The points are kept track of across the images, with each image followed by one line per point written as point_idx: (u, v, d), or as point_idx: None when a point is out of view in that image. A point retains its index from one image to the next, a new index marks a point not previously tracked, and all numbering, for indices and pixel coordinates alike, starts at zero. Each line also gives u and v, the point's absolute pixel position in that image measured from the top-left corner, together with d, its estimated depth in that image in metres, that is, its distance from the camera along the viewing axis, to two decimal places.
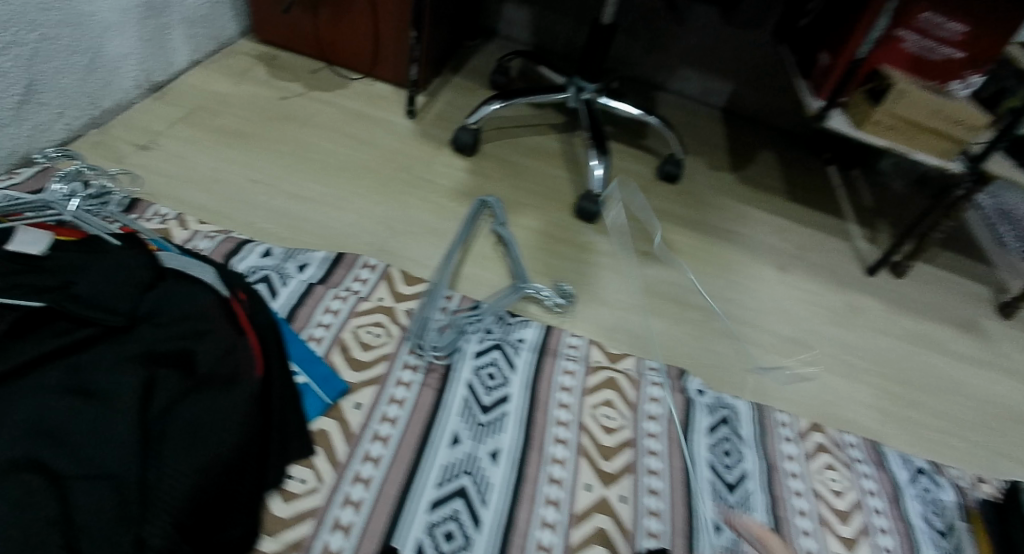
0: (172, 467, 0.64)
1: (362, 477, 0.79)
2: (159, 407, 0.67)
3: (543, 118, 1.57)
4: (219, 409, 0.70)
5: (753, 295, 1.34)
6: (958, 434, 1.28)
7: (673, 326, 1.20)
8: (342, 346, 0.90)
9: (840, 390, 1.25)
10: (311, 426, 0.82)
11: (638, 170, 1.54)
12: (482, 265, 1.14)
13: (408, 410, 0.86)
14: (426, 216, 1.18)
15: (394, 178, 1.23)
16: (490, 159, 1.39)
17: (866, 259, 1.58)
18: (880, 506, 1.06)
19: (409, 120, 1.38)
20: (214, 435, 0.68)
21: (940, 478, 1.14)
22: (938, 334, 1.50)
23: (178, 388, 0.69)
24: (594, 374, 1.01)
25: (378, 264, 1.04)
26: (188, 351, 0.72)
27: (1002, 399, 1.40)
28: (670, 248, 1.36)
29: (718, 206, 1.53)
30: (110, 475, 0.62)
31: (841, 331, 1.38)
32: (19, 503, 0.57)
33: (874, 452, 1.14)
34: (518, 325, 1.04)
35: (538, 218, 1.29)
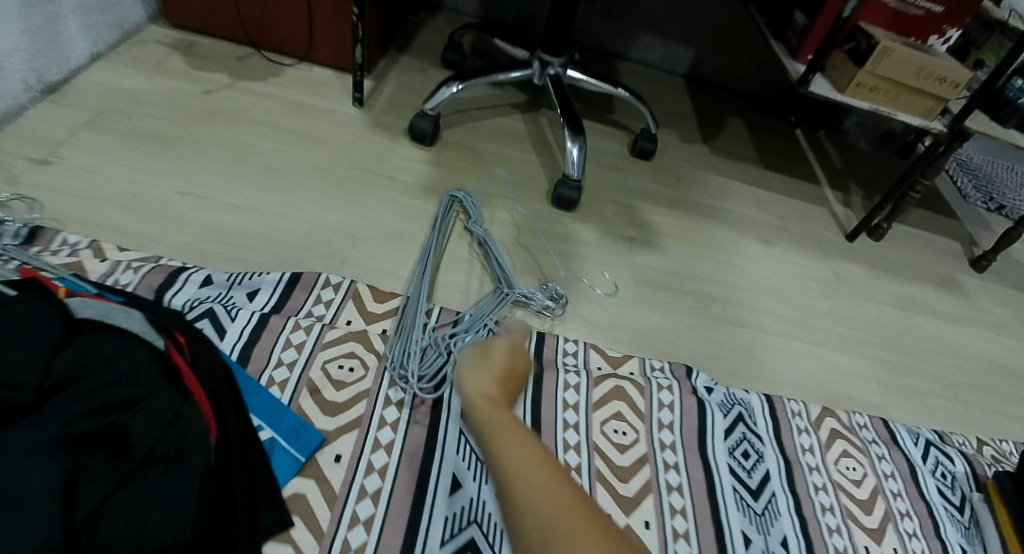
0: None
1: (352, 545, 0.67)
2: (87, 508, 0.53)
3: (502, 97, 1.44)
4: (167, 499, 0.56)
5: (744, 274, 1.27)
6: (958, 399, 1.24)
7: (669, 317, 1.11)
8: (310, 388, 0.76)
9: (843, 365, 1.19)
10: (284, 491, 0.68)
11: (610, 148, 1.44)
12: (459, 270, 1.02)
13: (397, 456, 0.74)
14: (389, 218, 1.04)
15: (348, 177, 1.09)
16: (451, 147, 1.25)
17: (846, 223, 1.52)
18: (900, 490, 0.97)
19: (357, 108, 1.23)
20: (162, 534, 0.54)
21: (948, 449, 1.08)
22: (925, 294, 1.46)
23: (111, 478, 0.55)
24: (598, 384, 0.90)
25: (341, 281, 0.89)
26: (120, 428, 0.57)
27: (991, 356, 1.38)
28: (654, 230, 1.27)
29: (696, 181, 1.45)
30: None
31: (834, 302, 1.31)
32: None
33: (884, 429, 1.06)
34: None
35: (512, 210, 1.17)
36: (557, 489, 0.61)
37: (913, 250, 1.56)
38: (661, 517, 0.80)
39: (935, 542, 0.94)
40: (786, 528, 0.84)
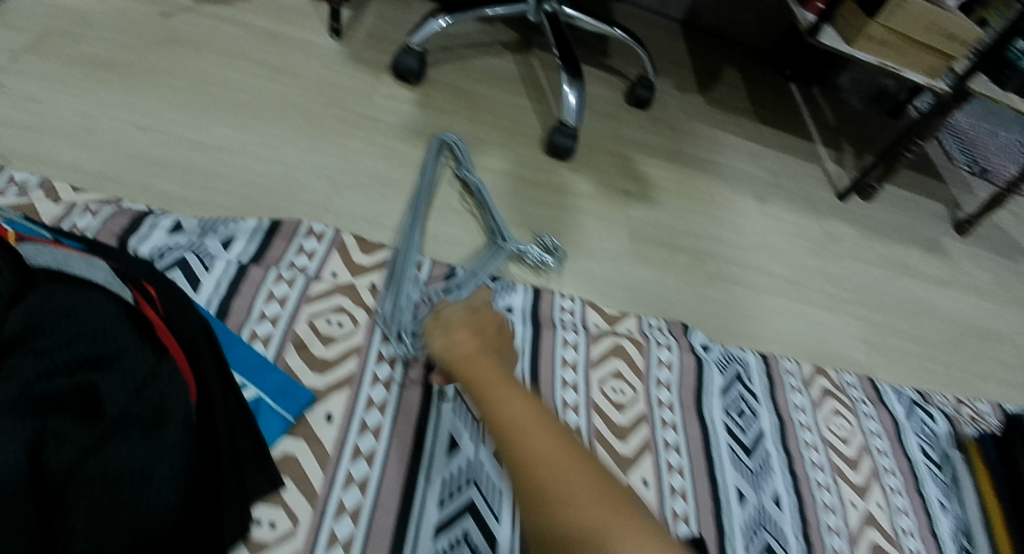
0: None
1: (347, 508, 0.63)
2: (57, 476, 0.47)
3: (491, 35, 1.35)
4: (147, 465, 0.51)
5: (738, 231, 1.24)
6: (940, 359, 1.27)
7: (664, 274, 1.08)
8: (297, 344, 0.71)
9: (833, 326, 1.18)
10: (273, 452, 0.63)
11: (604, 94, 1.37)
12: (450, 220, 0.96)
13: (392, 416, 0.70)
14: (374, 163, 0.97)
15: (329, 116, 1.00)
16: (439, 88, 1.17)
17: (837, 181, 1.50)
18: (885, 447, 0.98)
19: (334, 40, 1.13)
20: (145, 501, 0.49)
21: (931, 409, 1.09)
22: (910, 255, 1.46)
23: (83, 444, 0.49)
24: (596, 342, 0.87)
25: (324, 230, 0.83)
26: (89, 387, 0.50)
27: (970, 317, 1.41)
28: (648, 183, 1.22)
29: (691, 133, 1.39)
30: None
31: (825, 261, 1.30)
32: None
33: (872, 388, 1.06)
34: (502, 291, 0.90)
35: (503, 159, 1.11)
36: (558, 448, 0.54)
37: (901, 210, 1.56)
38: (659, 475, 0.78)
39: (916, 496, 0.96)
40: (778, 485, 0.84)
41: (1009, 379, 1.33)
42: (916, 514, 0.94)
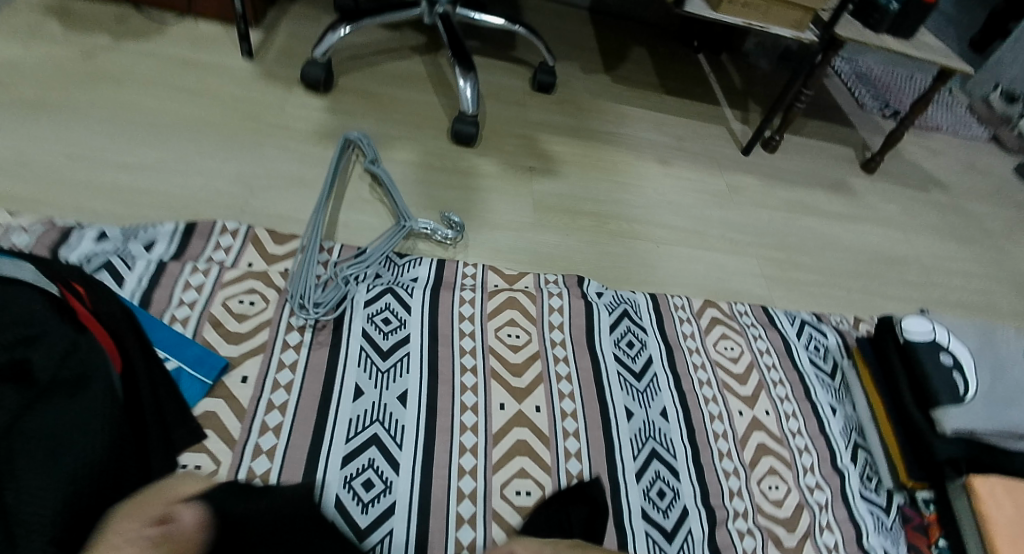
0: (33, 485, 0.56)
1: (263, 449, 0.74)
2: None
3: (400, 41, 1.47)
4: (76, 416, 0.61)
5: (640, 192, 1.35)
6: (842, 285, 1.37)
7: (567, 237, 1.19)
8: (213, 322, 0.82)
9: (734, 267, 1.29)
10: (195, 410, 0.75)
11: (510, 83, 1.48)
12: (360, 209, 1.07)
13: (301, 373, 0.81)
14: (286, 165, 1.08)
15: (244, 129, 1.12)
16: (349, 93, 1.28)
17: (741, 137, 1.61)
18: (773, 362, 1.10)
19: (247, 60, 1.26)
20: (75, 444, 0.60)
21: (823, 326, 1.20)
22: (815, 197, 1.57)
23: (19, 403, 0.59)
24: (491, 298, 0.98)
25: (239, 227, 0.94)
26: (22, 361, 0.61)
27: (876, 247, 1.51)
28: (552, 158, 1.34)
29: (596, 109, 1.51)
30: None
31: (727, 211, 1.41)
32: None
33: (764, 314, 1.18)
34: (408, 265, 1.00)
35: (412, 150, 1.22)
36: None
37: (807, 157, 1.67)
38: (551, 402, 0.90)
39: (805, 402, 1.07)
40: (665, 402, 0.97)
41: (915, 298, 1.43)
42: (805, 417, 1.05)
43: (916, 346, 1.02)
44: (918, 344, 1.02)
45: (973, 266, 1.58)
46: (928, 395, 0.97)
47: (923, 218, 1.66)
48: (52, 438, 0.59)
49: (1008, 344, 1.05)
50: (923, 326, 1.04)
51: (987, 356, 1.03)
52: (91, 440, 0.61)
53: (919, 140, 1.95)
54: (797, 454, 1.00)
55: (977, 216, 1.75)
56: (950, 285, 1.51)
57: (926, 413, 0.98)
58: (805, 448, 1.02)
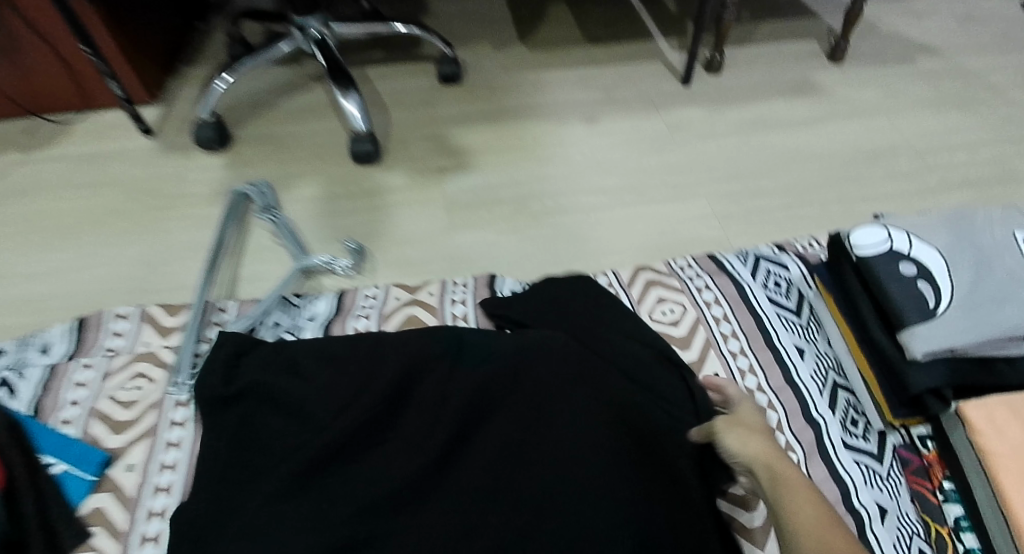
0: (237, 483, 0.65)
1: (150, 535, 0.73)
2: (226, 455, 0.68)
3: (302, 75, 1.44)
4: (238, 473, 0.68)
5: (565, 160, 1.28)
6: (814, 200, 1.24)
7: (484, 231, 1.14)
8: (99, 415, 0.82)
9: (677, 213, 1.20)
10: (82, 510, 0.74)
11: (419, 83, 1.44)
12: (262, 258, 1.08)
13: (187, 450, 0.79)
14: (187, 235, 1.12)
15: (146, 209, 1.16)
16: (249, 143, 1.28)
17: (679, 69, 1.52)
18: (723, 315, 0.95)
19: (148, 138, 1.29)
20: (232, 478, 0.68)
21: (782, 259, 1.04)
22: (769, 110, 1.44)
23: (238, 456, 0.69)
24: (389, 320, 0.95)
25: (131, 310, 0.96)
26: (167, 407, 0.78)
27: (851, 143, 1.37)
28: (465, 150, 1.29)
29: (514, 84, 1.45)
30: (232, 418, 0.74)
31: (664, 155, 1.31)
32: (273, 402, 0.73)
33: (711, 261, 1.03)
34: (305, 304, 0.98)
35: (315, 183, 1.20)
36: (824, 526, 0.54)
37: (759, 68, 1.56)
38: None
39: (766, 352, 0.91)
40: None
41: (909, 190, 1.27)
42: (766, 369, 0.89)
43: (873, 264, 0.82)
44: (874, 260, 0.82)
45: (980, 134, 1.40)
46: (890, 316, 0.79)
47: (910, 95, 1.50)
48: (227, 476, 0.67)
49: (990, 232, 0.84)
50: (880, 235, 0.84)
51: (968, 249, 0.83)
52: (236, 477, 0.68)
53: (899, 8, 1.76)
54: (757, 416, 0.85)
55: (978, 74, 1.56)
56: (954, 162, 1.33)
57: (892, 336, 0.79)
58: (768, 405, 0.86)
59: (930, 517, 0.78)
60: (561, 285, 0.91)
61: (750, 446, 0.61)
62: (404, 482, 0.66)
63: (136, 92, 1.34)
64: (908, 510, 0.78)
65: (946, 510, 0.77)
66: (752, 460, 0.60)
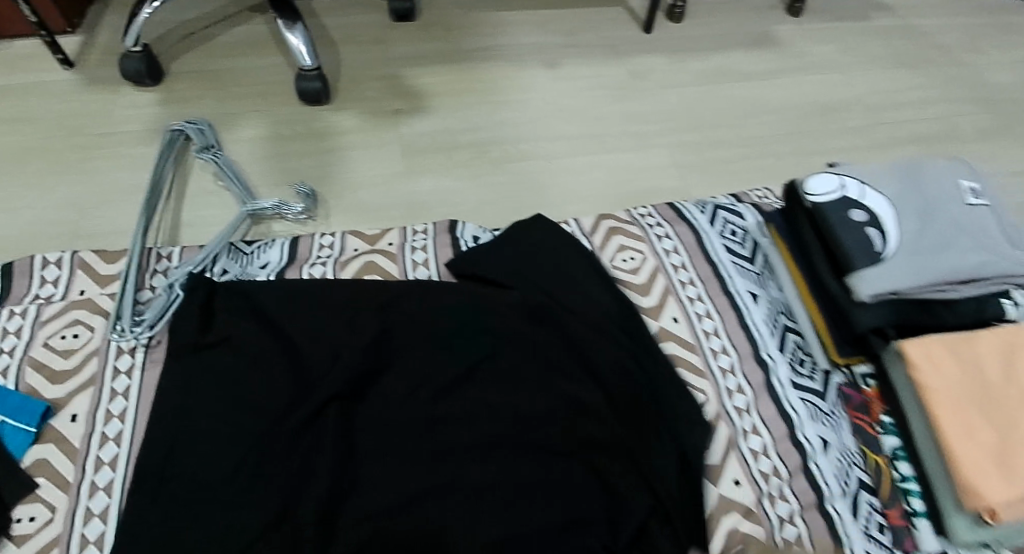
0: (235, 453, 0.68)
1: (100, 485, 0.68)
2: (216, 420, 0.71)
3: (238, 4, 1.34)
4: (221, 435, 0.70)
5: (525, 106, 1.25)
6: (770, 152, 1.25)
7: (442, 177, 1.11)
8: (36, 365, 0.76)
9: (637, 163, 1.19)
10: (23, 463, 0.69)
11: (370, 20, 1.36)
12: (205, 203, 1.02)
13: (135, 398, 0.74)
14: (118, 175, 1.04)
15: (70, 148, 1.07)
16: (186, 78, 1.19)
17: (641, 16, 1.49)
18: (682, 263, 0.94)
19: (69, 70, 1.18)
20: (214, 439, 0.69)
21: (740, 207, 1.02)
22: (729, 62, 1.43)
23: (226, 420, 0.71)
24: (347, 267, 0.91)
25: (62, 255, 0.89)
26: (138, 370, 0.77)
27: (807, 97, 1.38)
28: (421, 92, 1.24)
29: (472, 25, 1.39)
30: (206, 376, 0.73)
31: (625, 104, 1.29)
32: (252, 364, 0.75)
33: (670, 210, 1.02)
34: (257, 252, 0.93)
35: (261, 124, 1.13)
36: None
37: (720, 19, 1.54)
38: None
39: (721, 298, 0.89)
40: None
41: (860, 145, 1.30)
42: (722, 314, 0.88)
43: (824, 211, 0.79)
44: (826, 208, 0.79)
45: (929, 92, 1.44)
46: (839, 260, 0.75)
47: (864, 52, 1.52)
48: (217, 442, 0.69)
49: (939, 177, 0.81)
50: (831, 184, 0.81)
51: (919, 193, 0.80)
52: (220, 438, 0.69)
53: None
54: (712, 359, 0.83)
55: (929, 34, 1.59)
56: (902, 119, 1.37)
57: (841, 279, 0.76)
58: (723, 349, 0.84)
59: (869, 447, 0.75)
60: (530, 235, 0.90)
61: None
62: (393, 443, 0.71)
63: (53, 19, 1.21)
64: (852, 442, 0.76)
65: (883, 441, 0.76)
66: None
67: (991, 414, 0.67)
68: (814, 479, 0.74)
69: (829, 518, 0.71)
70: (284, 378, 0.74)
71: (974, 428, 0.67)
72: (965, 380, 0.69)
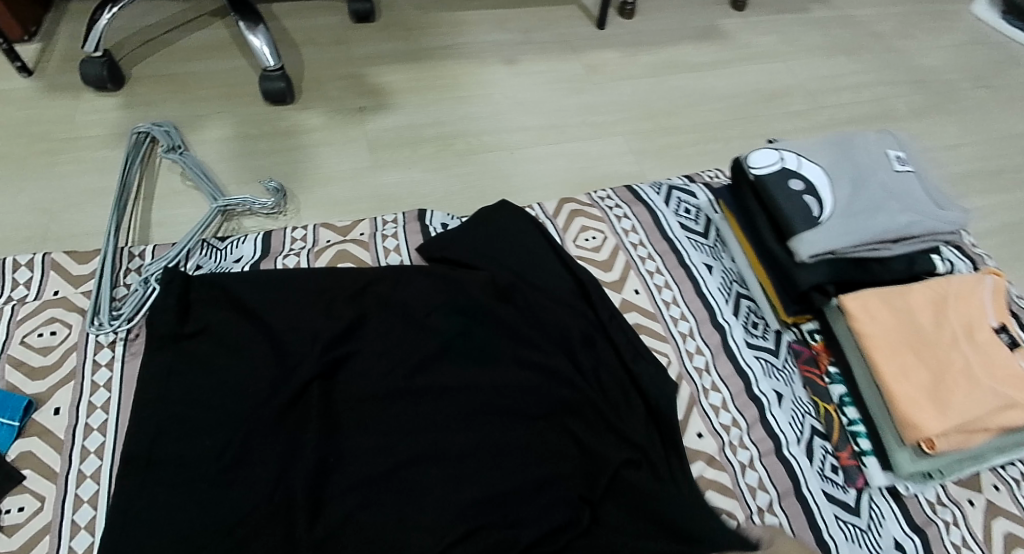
0: (218, 438, 0.70)
1: (87, 473, 0.70)
2: (197, 410, 0.72)
3: (197, 9, 1.35)
4: (203, 422, 0.71)
5: (486, 100, 1.29)
6: (720, 137, 1.32)
7: (409, 170, 1.14)
8: (14, 363, 0.77)
9: (596, 150, 1.24)
10: (9, 456, 0.70)
11: (331, 22, 1.39)
12: (175, 202, 1.03)
13: (117, 389, 0.76)
14: (85, 179, 1.04)
15: (33, 154, 1.07)
16: (148, 83, 1.20)
17: (593, 13, 1.55)
18: (641, 240, 0.99)
19: (28, 78, 1.18)
20: (198, 425, 0.71)
21: (692, 187, 1.08)
22: (679, 54, 1.50)
23: (205, 408, 0.72)
24: (320, 257, 0.93)
25: (34, 257, 0.89)
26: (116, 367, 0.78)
27: (752, 85, 1.46)
28: (384, 90, 1.27)
29: (431, 24, 1.43)
30: (181, 366, 0.75)
31: (582, 95, 1.34)
32: (229, 350, 0.77)
33: (628, 192, 1.07)
34: (231, 247, 0.95)
35: (227, 124, 1.15)
36: None
37: (669, 14, 1.61)
38: None
39: (679, 270, 0.95)
40: None
41: (804, 127, 1.38)
42: (680, 284, 0.93)
43: (766, 182, 0.85)
44: (767, 179, 0.85)
45: (865, 77, 1.53)
46: (782, 226, 0.81)
47: (804, 41, 1.61)
48: (201, 428, 0.71)
49: (867, 149, 0.88)
50: (771, 157, 0.87)
51: (852, 162, 0.87)
52: (203, 425, 0.71)
53: None
54: (672, 325, 0.88)
55: (863, 23, 1.69)
56: (841, 102, 1.45)
57: (785, 244, 0.82)
58: (682, 316, 0.90)
59: (820, 398, 0.82)
60: (495, 218, 0.94)
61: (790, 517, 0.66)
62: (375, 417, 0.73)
63: (8, 27, 1.21)
64: (803, 394, 0.83)
65: (832, 390, 0.82)
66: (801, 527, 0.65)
67: (924, 356, 0.74)
68: (771, 429, 0.79)
69: (787, 463, 0.77)
70: (260, 362, 0.76)
71: (909, 370, 0.74)
72: (899, 327, 0.76)
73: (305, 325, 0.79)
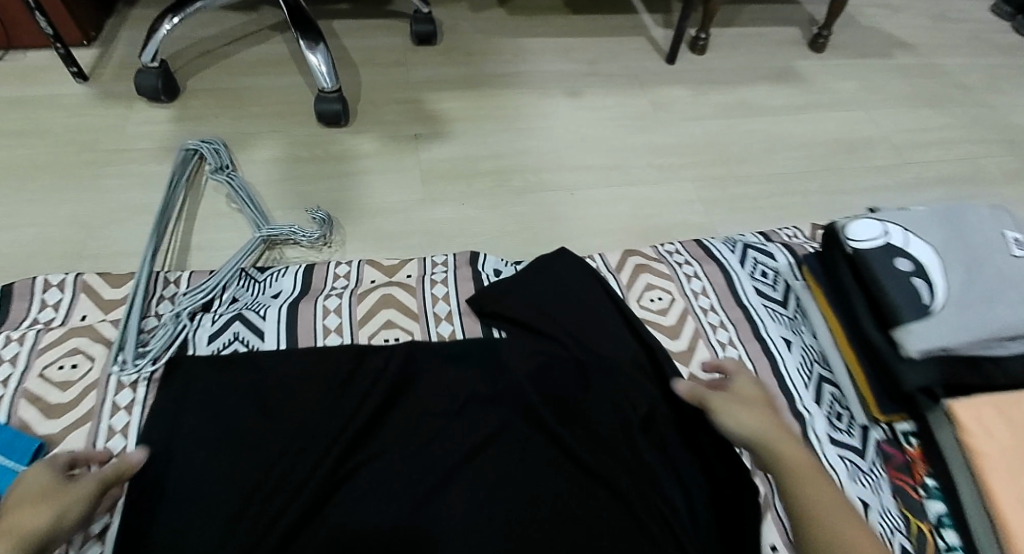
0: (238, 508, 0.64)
1: None
2: (218, 473, 0.66)
3: (258, 22, 1.32)
4: (223, 489, 0.65)
5: (546, 134, 1.22)
6: (797, 190, 1.22)
7: (461, 206, 1.07)
8: (30, 398, 0.72)
9: (661, 196, 1.15)
10: None
11: (392, 42, 1.34)
12: (217, 225, 0.98)
13: (134, 437, 0.70)
14: (128, 194, 1.00)
15: (79, 164, 1.04)
16: (201, 96, 1.16)
17: (664, 47, 1.47)
18: (712, 305, 0.90)
19: (82, 84, 1.15)
20: (216, 493, 0.65)
21: (770, 247, 0.98)
22: (753, 96, 1.41)
23: (227, 472, 0.66)
24: (363, 300, 0.87)
25: (65, 278, 0.85)
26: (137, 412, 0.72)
27: (832, 134, 1.35)
28: (441, 117, 1.21)
29: (493, 50, 1.37)
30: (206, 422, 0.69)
31: (649, 135, 1.26)
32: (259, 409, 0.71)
33: (699, 248, 0.98)
34: (270, 279, 0.89)
35: (277, 144, 1.10)
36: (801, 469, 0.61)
37: (743, 52, 1.52)
38: None
39: (754, 343, 0.85)
40: None
41: (887, 184, 1.27)
42: (754, 360, 0.83)
43: (865, 258, 0.75)
44: (868, 255, 0.76)
45: (954, 133, 1.41)
46: (884, 311, 0.72)
47: (888, 89, 1.50)
48: (221, 496, 0.64)
49: (985, 223, 0.78)
50: (871, 229, 0.78)
51: (966, 241, 0.76)
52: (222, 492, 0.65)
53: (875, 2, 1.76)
54: None
55: (952, 73, 1.57)
56: (928, 159, 1.34)
57: (884, 331, 0.73)
58: None
59: (912, 513, 0.71)
60: (553, 271, 0.86)
61: (743, 422, 0.66)
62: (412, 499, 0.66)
63: (68, 31, 1.19)
64: (892, 505, 0.72)
65: (927, 507, 0.71)
66: (747, 432, 0.65)
67: None
68: None
69: None
70: (291, 425, 0.70)
71: None
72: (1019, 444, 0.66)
73: (342, 389, 0.73)
